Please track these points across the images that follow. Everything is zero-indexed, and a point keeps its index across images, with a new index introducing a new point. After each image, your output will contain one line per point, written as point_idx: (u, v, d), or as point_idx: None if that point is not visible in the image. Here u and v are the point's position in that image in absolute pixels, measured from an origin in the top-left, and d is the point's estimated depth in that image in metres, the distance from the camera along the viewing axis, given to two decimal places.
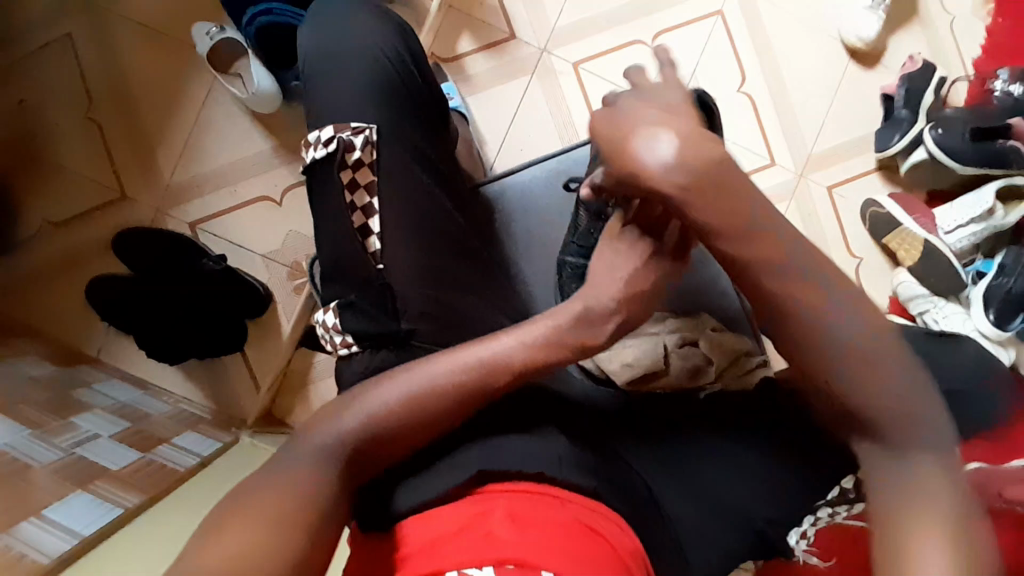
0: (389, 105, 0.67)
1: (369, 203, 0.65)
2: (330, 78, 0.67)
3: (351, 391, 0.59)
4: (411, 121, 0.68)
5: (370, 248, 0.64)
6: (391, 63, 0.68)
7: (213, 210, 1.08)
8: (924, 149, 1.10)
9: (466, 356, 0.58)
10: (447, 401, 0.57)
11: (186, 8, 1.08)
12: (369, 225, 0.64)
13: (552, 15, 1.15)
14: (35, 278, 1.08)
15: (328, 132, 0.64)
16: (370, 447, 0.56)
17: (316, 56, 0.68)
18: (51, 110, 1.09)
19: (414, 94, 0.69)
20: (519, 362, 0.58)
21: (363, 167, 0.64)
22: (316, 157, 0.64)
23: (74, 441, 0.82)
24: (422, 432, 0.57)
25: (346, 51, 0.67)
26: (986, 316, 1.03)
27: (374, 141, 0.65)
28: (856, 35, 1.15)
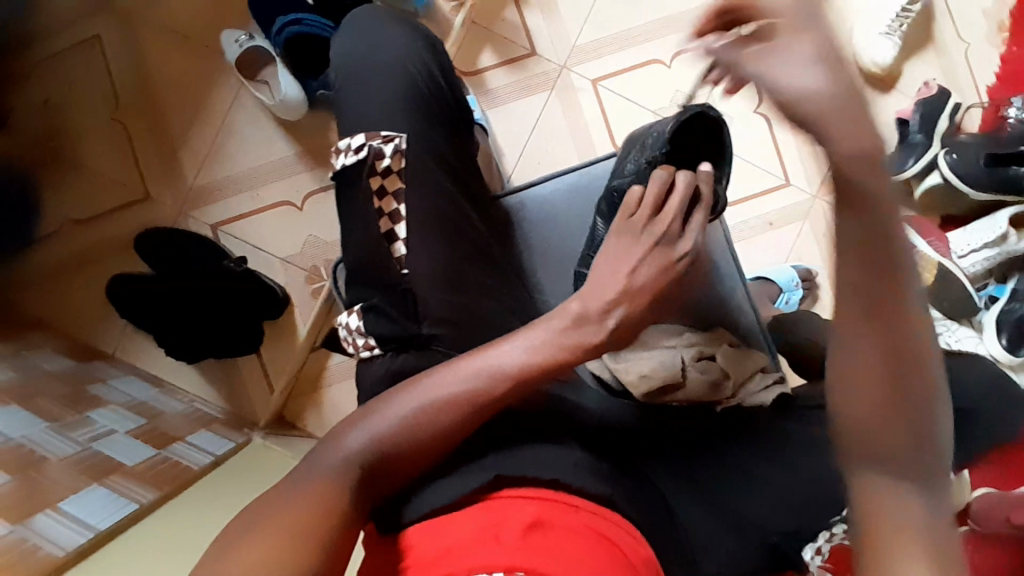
0: (418, 115, 0.68)
1: (396, 209, 0.66)
2: (361, 87, 0.68)
3: (367, 407, 0.59)
4: (438, 132, 0.69)
5: (395, 254, 0.65)
6: (421, 74, 0.69)
7: (234, 213, 1.10)
8: (938, 174, 1.12)
9: (478, 364, 0.59)
10: (461, 411, 0.57)
11: (217, 16, 1.11)
12: (395, 231, 0.66)
13: (572, 33, 1.17)
14: (55, 275, 1.09)
15: (359, 139, 0.66)
16: (387, 453, 0.56)
17: (349, 65, 0.70)
18: (80, 111, 1.12)
19: (442, 106, 0.70)
20: (529, 369, 0.58)
21: (391, 175, 0.66)
22: (347, 163, 0.66)
23: (90, 436, 0.83)
24: (438, 443, 0.57)
25: (378, 61, 0.69)
26: (998, 340, 1.06)
27: (403, 150, 0.66)
28: (872, 60, 1.17)
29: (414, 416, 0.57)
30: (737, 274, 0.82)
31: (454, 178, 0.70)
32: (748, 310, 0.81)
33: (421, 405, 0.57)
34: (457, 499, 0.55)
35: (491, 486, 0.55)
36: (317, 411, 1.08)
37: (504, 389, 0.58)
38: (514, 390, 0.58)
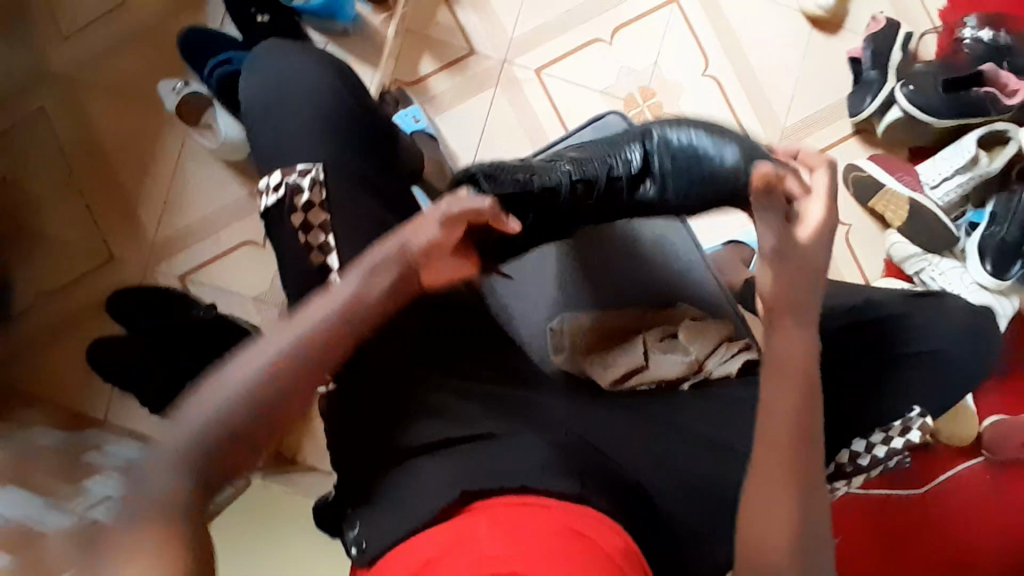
0: (335, 143, 0.67)
1: (324, 241, 0.64)
2: (275, 124, 0.68)
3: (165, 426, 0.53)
4: (360, 156, 0.69)
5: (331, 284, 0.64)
6: (334, 99, 0.69)
7: (198, 262, 1.10)
8: (898, 107, 1.10)
9: (285, 335, 0.56)
10: (279, 380, 0.54)
11: (151, 69, 1.11)
12: (328, 262, 0.64)
13: (508, 26, 1.16)
14: (34, 350, 1.10)
15: (276, 177, 0.65)
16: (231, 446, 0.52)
17: (260, 104, 0.69)
18: (30, 184, 1.12)
19: (358, 129, 0.69)
20: (341, 323, 0.58)
21: (314, 208, 0.65)
22: (269, 202, 0.65)
23: (88, 505, 0.83)
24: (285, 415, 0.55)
25: (286, 98, 0.68)
26: (983, 267, 1.04)
27: (321, 180, 0.65)
28: (815, 4, 1.15)
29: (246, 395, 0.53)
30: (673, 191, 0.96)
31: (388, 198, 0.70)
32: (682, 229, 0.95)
33: (225, 399, 0.52)
34: (429, 519, 0.54)
35: (463, 500, 0.55)
36: (314, 442, 1.09)
37: (340, 339, 0.58)
38: (333, 344, 0.58)
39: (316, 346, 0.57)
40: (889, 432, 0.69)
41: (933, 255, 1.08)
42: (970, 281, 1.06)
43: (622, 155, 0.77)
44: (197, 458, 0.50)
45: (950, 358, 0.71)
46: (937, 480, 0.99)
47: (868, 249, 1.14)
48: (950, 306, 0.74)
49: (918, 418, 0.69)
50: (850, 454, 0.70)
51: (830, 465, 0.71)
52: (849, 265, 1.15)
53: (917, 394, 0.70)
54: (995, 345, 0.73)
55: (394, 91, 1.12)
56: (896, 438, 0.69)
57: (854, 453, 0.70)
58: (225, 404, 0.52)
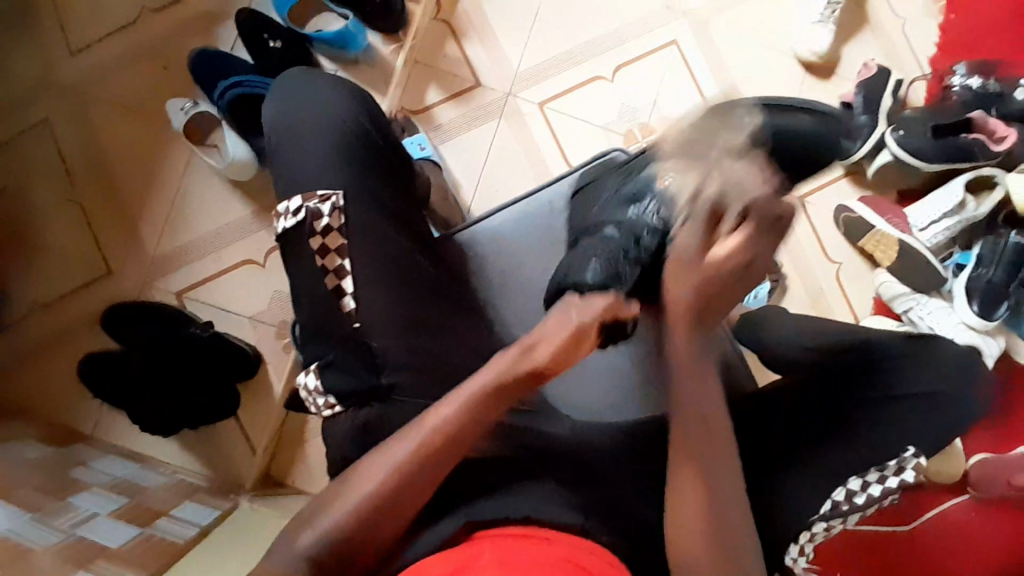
0: (353, 169, 0.68)
1: (341, 264, 0.66)
2: (294, 149, 0.69)
3: (305, 510, 0.58)
4: (377, 182, 0.69)
5: (345, 308, 0.65)
6: (354, 125, 0.70)
7: (196, 279, 1.09)
8: (888, 151, 1.13)
9: (406, 442, 0.57)
10: (399, 478, 0.56)
11: (160, 88, 1.12)
12: (342, 286, 0.65)
13: (514, 59, 1.19)
14: (23, 363, 1.09)
15: (296, 201, 0.66)
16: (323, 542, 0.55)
17: (279, 129, 0.70)
18: (30, 196, 1.11)
19: (376, 156, 0.70)
20: (457, 426, 0.58)
21: (332, 232, 0.66)
22: (287, 225, 0.66)
23: (73, 522, 0.85)
24: (402, 516, 0.56)
25: (307, 124, 0.69)
26: (970, 308, 1.07)
27: (341, 206, 0.66)
28: (810, 49, 1.18)
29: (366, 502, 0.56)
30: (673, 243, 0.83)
31: (400, 223, 0.70)
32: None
33: (360, 498, 0.56)
34: (440, 545, 0.55)
35: (475, 528, 0.56)
36: (306, 465, 1.08)
37: (458, 442, 0.58)
38: (452, 445, 0.57)
39: (431, 453, 0.57)
40: (883, 471, 0.70)
41: (922, 295, 1.11)
42: (958, 321, 1.08)
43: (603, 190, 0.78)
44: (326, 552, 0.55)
45: (944, 399, 0.72)
46: (928, 516, 1.00)
47: (858, 287, 1.18)
48: (940, 348, 0.75)
49: (913, 458, 0.71)
50: (846, 492, 0.70)
51: (826, 501, 0.70)
52: (841, 306, 1.17)
53: (908, 432, 0.72)
54: (980, 382, 0.75)
55: (401, 117, 1.15)
56: (891, 477, 0.70)
57: (850, 491, 0.70)
58: (352, 511, 0.55)
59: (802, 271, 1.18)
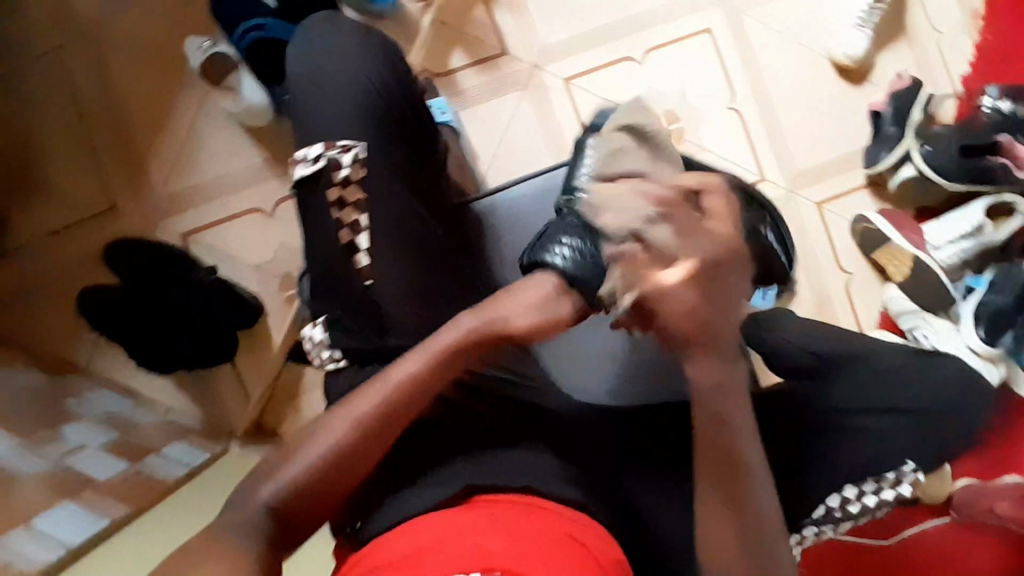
0: (378, 125, 0.67)
1: (358, 219, 0.65)
2: (319, 99, 0.67)
3: (272, 457, 0.56)
4: (400, 141, 0.68)
5: (359, 265, 0.64)
6: (375, 77, 0.68)
7: (203, 222, 1.08)
8: (912, 165, 1.12)
9: (361, 401, 0.55)
10: (360, 435, 0.55)
11: (180, 24, 1.09)
12: (356, 242, 0.64)
13: (544, 31, 1.16)
14: (22, 291, 1.09)
15: (316, 149, 0.65)
16: (301, 498, 0.53)
17: (305, 76, 0.68)
18: (40, 122, 1.10)
19: (403, 114, 0.69)
20: (410, 391, 0.56)
21: (351, 185, 0.65)
22: (304, 172, 0.64)
23: (62, 451, 0.86)
24: (355, 472, 0.55)
25: (335, 74, 0.68)
26: (975, 332, 1.03)
27: (362, 159, 0.65)
28: (844, 52, 1.16)
29: (322, 457, 0.54)
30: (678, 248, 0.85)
31: (414, 187, 0.68)
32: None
33: (322, 449, 0.54)
34: (432, 507, 0.55)
35: (462, 496, 0.55)
36: (297, 419, 1.08)
37: (413, 406, 0.56)
38: (406, 411, 0.56)
39: (387, 411, 0.55)
40: (880, 482, 0.71)
41: (928, 314, 1.09)
42: (962, 344, 1.04)
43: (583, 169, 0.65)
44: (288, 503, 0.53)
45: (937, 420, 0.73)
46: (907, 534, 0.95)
47: (866, 299, 1.17)
48: (944, 367, 0.76)
49: (911, 472, 0.71)
50: (840, 499, 0.70)
51: (819, 507, 0.71)
52: (844, 308, 1.17)
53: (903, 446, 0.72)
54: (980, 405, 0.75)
55: (424, 80, 1.13)
56: (886, 488, 0.71)
57: (844, 499, 0.71)
58: (306, 465, 0.54)
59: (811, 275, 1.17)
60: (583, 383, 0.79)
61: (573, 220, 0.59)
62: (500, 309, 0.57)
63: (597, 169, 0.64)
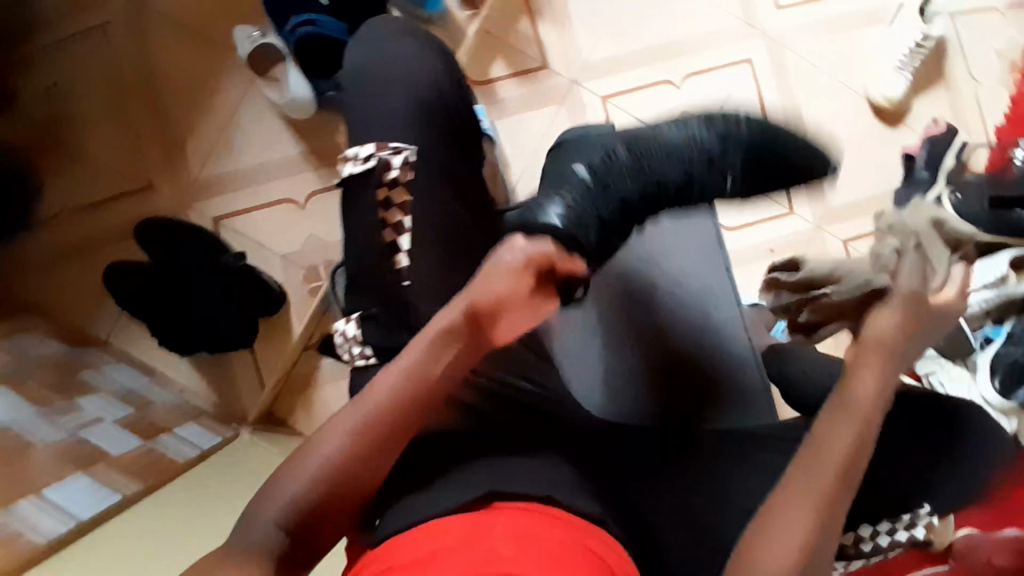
0: (430, 128, 0.68)
1: (401, 220, 0.65)
2: (375, 98, 0.68)
3: (272, 477, 0.53)
4: (451, 145, 0.70)
5: (398, 265, 0.65)
6: (428, 80, 0.69)
7: (236, 207, 1.09)
8: (942, 211, 1.11)
9: (355, 409, 0.55)
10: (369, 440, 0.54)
11: (229, 11, 1.11)
12: (398, 242, 0.65)
13: (585, 48, 1.17)
14: (50, 261, 1.10)
15: (368, 149, 0.65)
16: (316, 511, 0.52)
17: (361, 74, 0.70)
18: (83, 96, 1.11)
19: (456, 118, 0.71)
20: (409, 395, 0.56)
21: (398, 186, 0.66)
22: (354, 171, 0.65)
23: (77, 423, 0.87)
24: (361, 488, 0.54)
25: (392, 74, 0.69)
26: (991, 383, 1.04)
27: (412, 162, 0.66)
28: (883, 94, 1.17)
29: (323, 471, 0.52)
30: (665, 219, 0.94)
31: (459, 190, 0.69)
32: (718, 263, 0.94)
33: (321, 463, 0.52)
34: (449, 510, 0.54)
35: (482, 500, 0.55)
36: (308, 412, 1.09)
37: (411, 408, 0.56)
38: (404, 412, 0.55)
39: (385, 414, 0.55)
40: (895, 524, 0.67)
41: (948, 360, 1.10)
42: (977, 394, 1.05)
43: (611, 149, 0.79)
44: (300, 512, 0.51)
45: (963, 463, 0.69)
46: None
47: None
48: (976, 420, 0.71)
49: (926, 516, 0.68)
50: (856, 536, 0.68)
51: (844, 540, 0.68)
52: None
53: None
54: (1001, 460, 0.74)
55: None
56: (901, 530, 0.67)
57: (860, 537, 0.68)
58: (309, 480, 0.52)
59: None
60: (588, 391, 0.86)
61: (572, 200, 0.72)
62: (488, 288, 0.60)
63: (617, 155, 0.78)
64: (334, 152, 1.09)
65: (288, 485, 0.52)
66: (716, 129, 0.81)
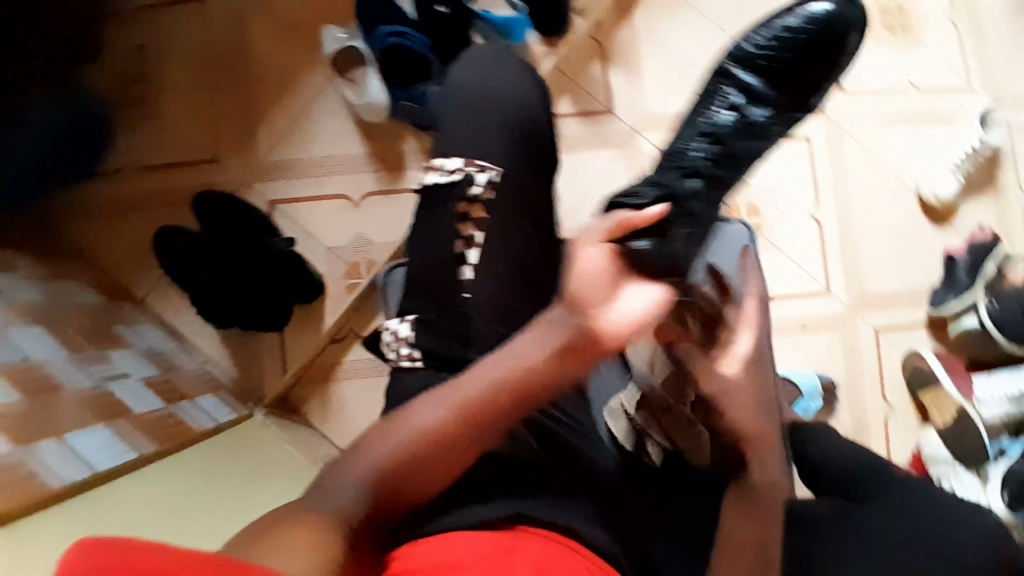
0: (517, 152, 0.70)
1: (473, 234, 0.68)
2: (467, 114, 0.71)
3: (365, 436, 0.56)
4: (534, 171, 0.71)
5: (461, 275, 0.66)
6: (518, 100, 0.71)
7: (293, 194, 1.12)
8: (977, 316, 1.12)
9: (460, 383, 0.57)
10: (454, 425, 0.55)
11: (321, 9, 1.15)
12: (467, 254, 0.67)
13: (651, 100, 1.20)
14: (104, 214, 1.13)
15: (455, 163, 0.69)
16: (395, 475, 0.54)
17: (458, 90, 0.72)
18: (168, 63, 1.16)
19: (543, 147, 0.72)
20: (515, 379, 0.56)
21: (478, 202, 0.68)
22: (439, 180, 0.69)
23: (104, 374, 0.88)
24: (447, 462, 0.55)
25: (489, 94, 0.71)
26: (1000, 494, 1.01)
27: (495, 182, 0.69)
28: (933, 191, 1.19)
29: (415, 436, 0.54)
30: (742, 231, 0.82)
31: (534, 212, 0.70)
32: None
33: (415, 429, 0.55)
34: (478, 524, 0.56)
35: (511, 519, 0.57)
36: (323, 404, 1.09)
37: (516, 397, 0.56)
38: (509, 400, 0.56)
39: (490, 397, 0.56)
40: None
41: (961, 465, 1.08)
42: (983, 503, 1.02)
43: (712, 112, 0.80)
44: (382, 471, 0.53)
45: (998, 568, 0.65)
46: None
47: (901, 434, 1.17)
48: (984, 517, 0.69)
49: None
50: None
51: None
52: (879, 438, 1.17)
53: None
54: None
55: None
56: None
57: None
58: (399, 443, 0.54)
59: (854, 397, 1.17)
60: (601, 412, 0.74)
61: (691, 171, 0.75)
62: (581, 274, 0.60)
63: (723, 119, 0.79)
64: (397, 158, 1.12)
65: (381, 441, 0.55)
66: (776, 58, 0.80)
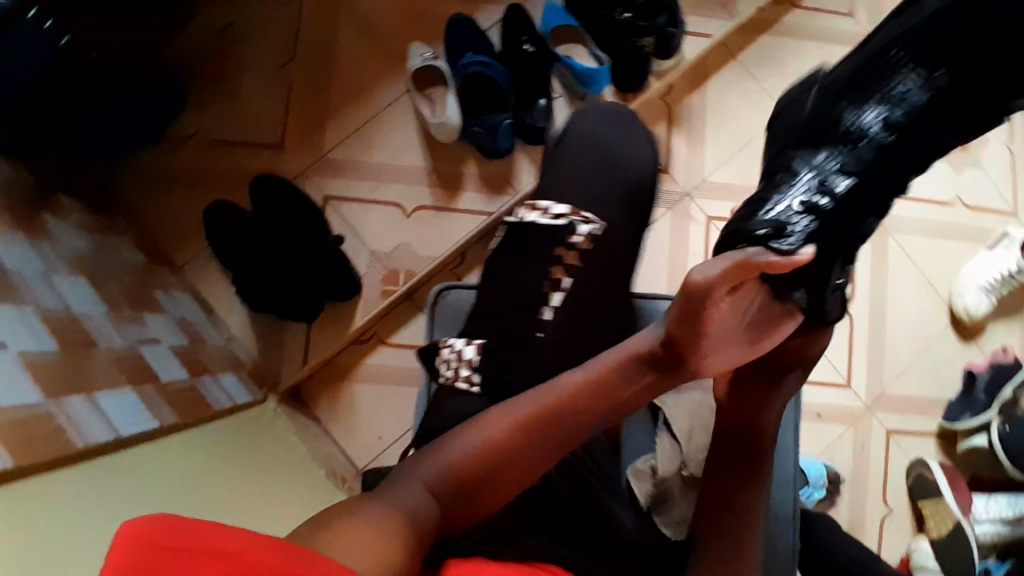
0: (623, 211, 0.86)
1: (562, 277, 0.79)
2: (585, 174, 0.87)
3: (427, 446, 0.65)
4: (632, 229, 0.86)
5: (549, 304, 0.77)
6: (634, 169, 0.88)
7: (348, 193, 1.14)
8: (988, 437, 1.13)
9: (526, 397, 0.65)
10: (516, 432, 0.63)
11: (410, 23, 1.19)
12: (551, 294, 0.78)
13: (708, 167, 1.23)
14: (161, 178, 1.15)
15: (562, 212, 0.83)
16: (461, 477, 0.61)
17: (577, 153, 0.89)
18: (253, 47, 1.19)
19: (641, 205, 0.87)
20: (583, 391, 0.65)
21: (573, 250, 0.80)
22: (542, 222, 0.82)
23: (138, 337, 0.88)
24: (512, 467, 0.62)
25: (609, 161, 0.88)
26: None
27: (594, 235, 0.82)
28: (966, 308, 1.20)
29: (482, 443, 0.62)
30: None
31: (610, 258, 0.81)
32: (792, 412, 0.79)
33: (482, 437, 0.63)
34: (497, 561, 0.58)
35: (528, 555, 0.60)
36: (333, 402, 1.10)
37: (581, 404, 0.64)
38: (574, 407, 0.64)
39: (553, 404, 0.64)
40: None
41: None
42: None
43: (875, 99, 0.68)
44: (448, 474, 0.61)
45: None
46: None
47: (894, 539, 1.17)
48: None
49: None
50: None
51: None
52: (872, 538, 1.16)
53: None
54: None
55: None
56: None
57: None
58: (467, 448, 0.62)
59: (855, 494, 1.17)
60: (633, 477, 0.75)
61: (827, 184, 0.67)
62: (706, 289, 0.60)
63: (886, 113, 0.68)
64: (455, 179, 1.15)
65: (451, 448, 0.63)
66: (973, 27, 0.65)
